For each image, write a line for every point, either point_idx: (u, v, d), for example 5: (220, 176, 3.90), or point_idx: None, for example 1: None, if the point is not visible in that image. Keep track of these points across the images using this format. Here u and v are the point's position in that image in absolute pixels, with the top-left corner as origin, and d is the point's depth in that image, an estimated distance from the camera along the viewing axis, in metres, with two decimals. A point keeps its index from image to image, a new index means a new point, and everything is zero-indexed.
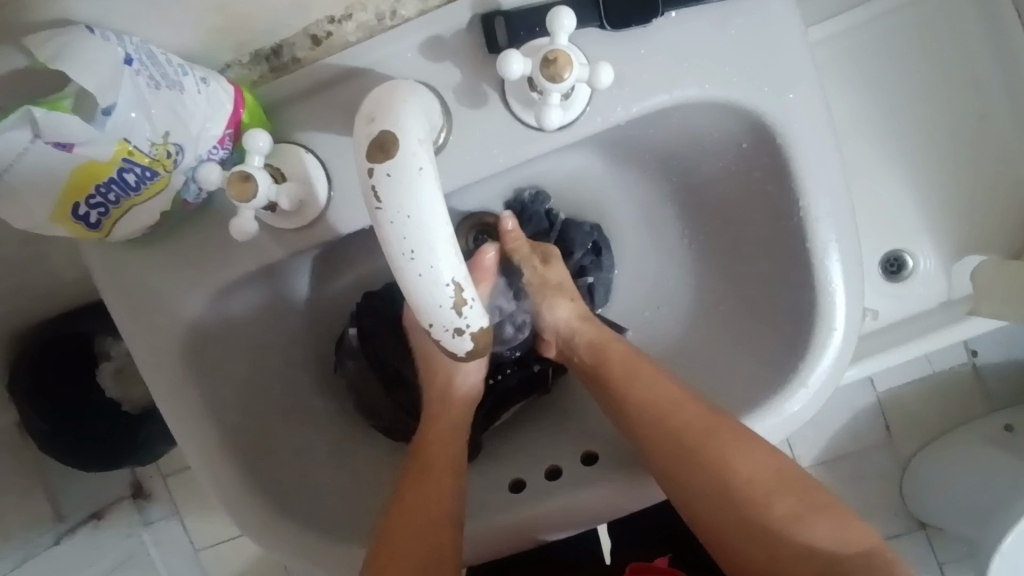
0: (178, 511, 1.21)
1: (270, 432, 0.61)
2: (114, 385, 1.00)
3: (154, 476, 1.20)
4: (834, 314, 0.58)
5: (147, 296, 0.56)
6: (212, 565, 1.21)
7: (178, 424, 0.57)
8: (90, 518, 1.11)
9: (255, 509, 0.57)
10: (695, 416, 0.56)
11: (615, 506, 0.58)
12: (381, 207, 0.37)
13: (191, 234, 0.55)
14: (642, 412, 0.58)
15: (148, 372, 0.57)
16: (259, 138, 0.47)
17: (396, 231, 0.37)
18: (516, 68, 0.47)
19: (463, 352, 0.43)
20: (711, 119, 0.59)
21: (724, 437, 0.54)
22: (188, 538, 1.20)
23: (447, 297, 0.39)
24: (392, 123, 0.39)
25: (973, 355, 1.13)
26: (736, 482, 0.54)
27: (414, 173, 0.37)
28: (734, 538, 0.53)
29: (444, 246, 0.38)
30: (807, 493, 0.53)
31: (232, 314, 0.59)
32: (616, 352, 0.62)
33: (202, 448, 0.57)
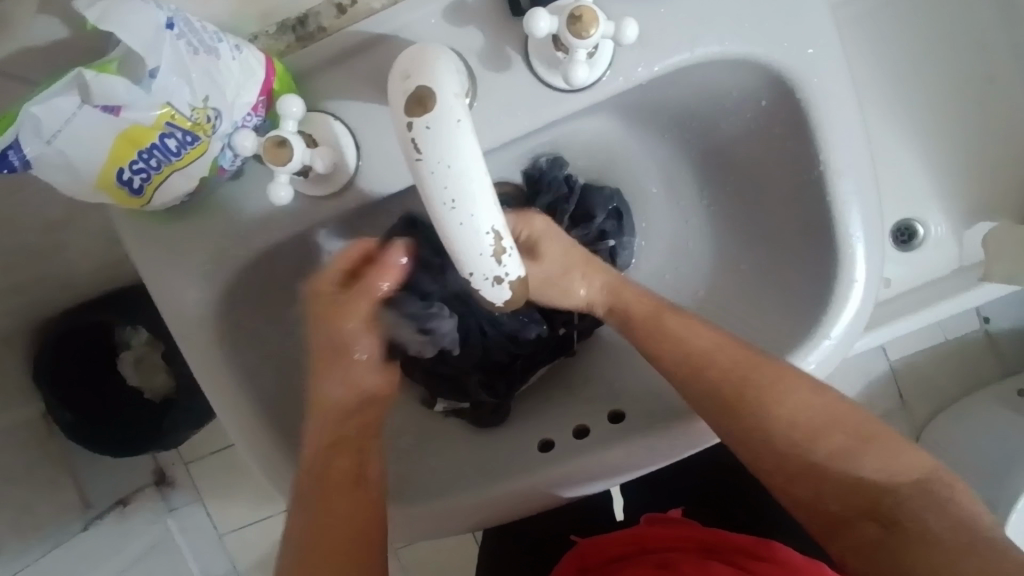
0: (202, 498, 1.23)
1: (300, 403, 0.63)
2: (134, 373, 1.06)
3: (176, 463, 1.23)
4: (852, 264, 0.59)
5: (182, 266, 0.57)
6: (236, 548, 1.24)
7: (212, 391, 0.59)
8: (117, 504, 1.14)
9: (292, 472, 0.59)
10: (732, 363, 0.56)
11: (627, 469, 0.59)
12: (421, 157, 0.38)
13: (219, 206, 0.57)
14: (683, 363, 0.57)
15: (184, 341, 0.58)
16: (291, 103, 0.48)
17: (437, 181, 0.38)
18: (543, 26, 0.47)
19: (501, 303, 0.43)
20: (729, 77, 0.60)
21: (771, 384, 0.55)
22: (212, 522, 1.23)
23: (487, 246, 0.39)
24: (430, 78, 0.40)
25: (985, 321, 1.14)
26: (783, 423, 0.55)
27: (453, 124, 0.38)
28: (787, 475, 0.56)
29: (483, 193, 0.39)
30: (852, 425, 0.55)
31: (263, 281, 0.60)
32: (640, 301, 0.59)
33: (241, 415, 0.59)
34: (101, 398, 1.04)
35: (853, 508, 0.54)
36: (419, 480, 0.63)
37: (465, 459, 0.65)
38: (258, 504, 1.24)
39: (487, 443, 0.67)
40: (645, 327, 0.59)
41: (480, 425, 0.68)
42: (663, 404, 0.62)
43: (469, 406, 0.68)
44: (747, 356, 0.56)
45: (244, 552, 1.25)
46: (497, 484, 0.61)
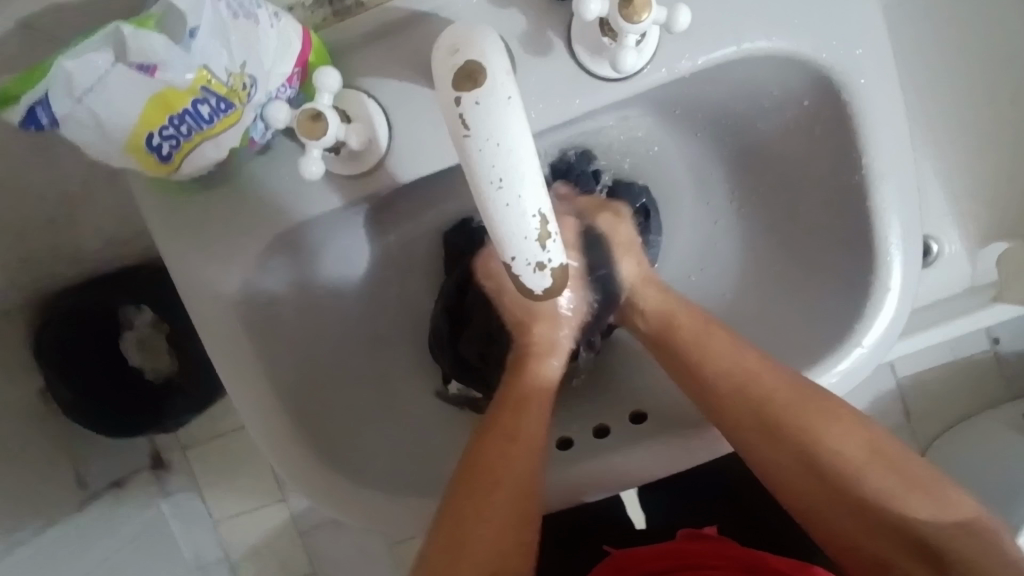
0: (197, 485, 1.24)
1: (315, 388, 0.61)
2: (136, 353, 1.06)
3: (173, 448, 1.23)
4: (888, 272, 0.57)
5: (204, 241, 0.56)
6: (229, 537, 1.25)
7: (228, 372, 0.57)
8: (112, 486, 1.12)
9: (307, 461, 0.58)
10: (778, 388, 0.55)
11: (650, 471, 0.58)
12: (469, 133, 0.36)
13: (245, 180, 0.55)
14: (718, 388, 0.57)
15: (201, 321, 0.57)
16: (328, 76, 0.47)
17: (484, 158, 0.36)
18: (593, 8, 0.45)
19: (539, 292, 0.42)
20: (773, 75, 0.58)
21: (815, 412, 0.54)
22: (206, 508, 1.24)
23: (533, 229, 0.38)
24: (480, 52, 0.38)
25: (995, 343, 1.12)
26: (826, 454, 0.54)
27: (503, 100, 0.37)
28: (825, 504, 0.54)
29: (532, 174, 0.37)
30: (899, 465, 0.53)
31: (286, 258, 0.59)
32: (685, 315, 0.60)
33: (257, 398, 0.57)
34: (107, 377, 1.03)
35: (901, 548, 0.52)
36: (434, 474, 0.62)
37: None
38: (253, 491, 1.24)
39: None
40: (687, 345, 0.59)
41: None
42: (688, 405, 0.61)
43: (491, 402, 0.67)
44: (791, 382, 0.55)
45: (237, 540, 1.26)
46: None
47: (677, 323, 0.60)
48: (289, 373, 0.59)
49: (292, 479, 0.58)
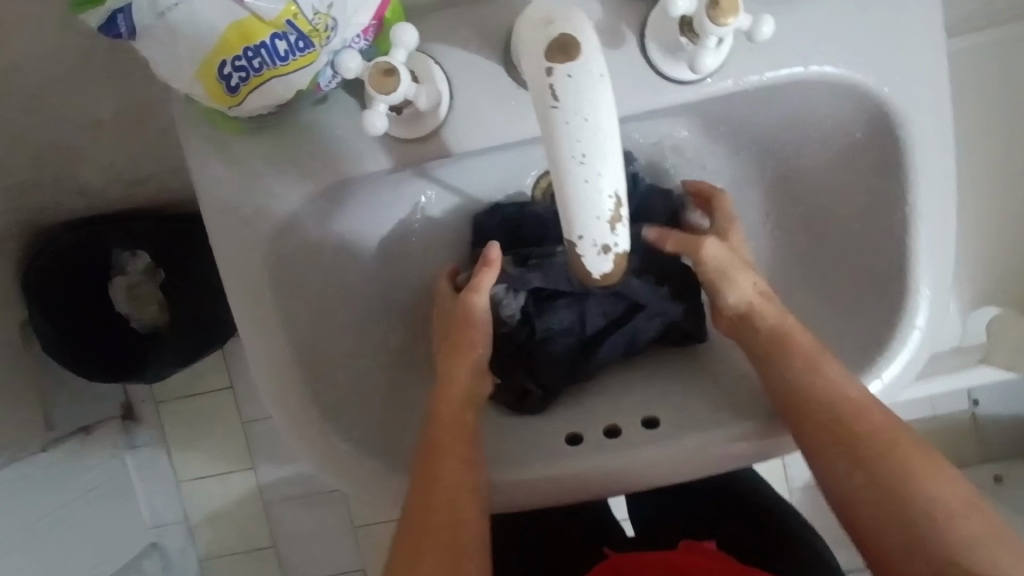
0: (166, 443, 1.25)
1: (330, 350, 0.60)
2: (125, 299, 1.03)
3: (146, 400, 1.24)
4: (914, 315, 0.58)
5: (240, 185, 0.55)
6: (192, 497, 1.27)
7: (243, 321, 0.57)
8: (79, 431, 1.11)
9: (307, 423, 0.57)
10: (872, 414, 0.54)
11: (656, 476, 0.57)
12: (557, 105, 0.36)
13: (294, 131, 0.54)
14: (809, 385, 0.55)
15: (224, 265, 0.56)
16: (405, 33, 0.46)
17: (570, 131, 0.36)
18: (681, 5, 0.45)
19: (597, 277, 0.41)
20: (830, 102, 0.59)
21: (905, 445, 0.52)
22: (170, 467, 1.25)
23: (607, 210, 0.38)
24: (574, 29, 0.38)
25: (975, 404, 1.14)
26: (914, 490, 0.51)
27: (596, 77, 0.36)
28: (907, 550, 0.50)
29: (614, 154, 0.37)
30: (991, 522, 0.50)
31: (317, 216, 0.58)
32: (800, 336, 0.58)
33: (268, 352, 0.57)
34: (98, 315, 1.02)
35: None
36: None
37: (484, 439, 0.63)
38: (223, 455, 1.25)
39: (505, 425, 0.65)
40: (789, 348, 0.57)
41: (522, 412, 0.65)
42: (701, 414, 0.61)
43: (513, 394, 0.66)
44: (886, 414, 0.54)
45: (202, 499, 1.27)
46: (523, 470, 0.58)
47: (783, 323, 0.58)
48: (307, 332, 0.59)
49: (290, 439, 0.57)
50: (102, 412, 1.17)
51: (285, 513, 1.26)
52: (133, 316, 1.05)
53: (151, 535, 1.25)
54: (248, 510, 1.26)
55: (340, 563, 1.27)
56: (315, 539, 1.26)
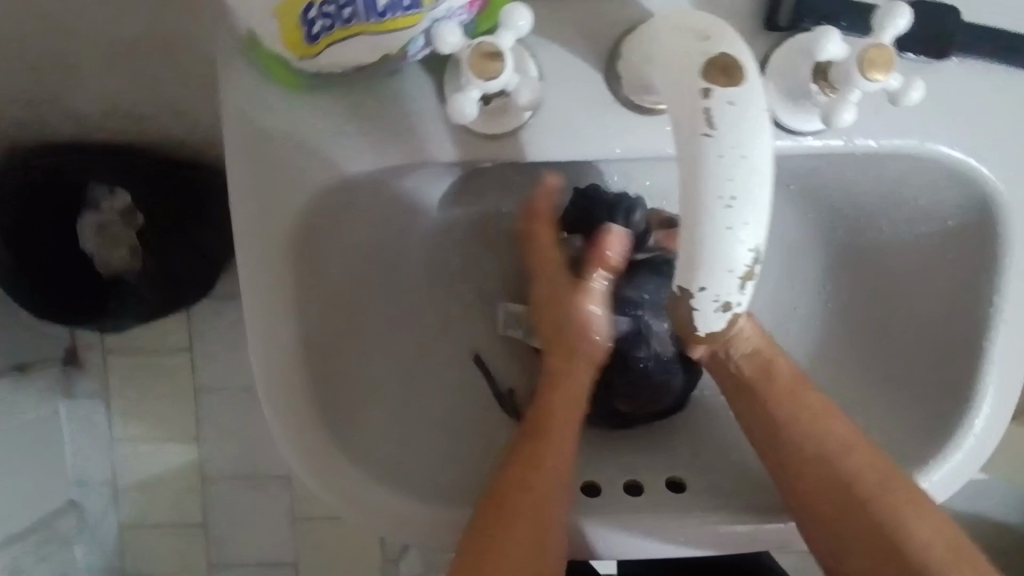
0: (107, 395, 1.14)
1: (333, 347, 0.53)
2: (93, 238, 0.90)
3: (94, 347, 1.13)
4: (972, 419, 0.53)
5: (282, 148, 0.49)
6: (125, 458, 1.16)
7: (248, 295, 0.50)
8: (15, 369, 0.99)
9: (303, 422, 0.51)
10: (856, 451, 0.52)
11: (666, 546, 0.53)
12: (711, 134, 0.31)
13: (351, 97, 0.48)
14: (791, 434, 0.53)
15: (242, 232, 0.50)
16: (519, 14, 0.40)
17: (722, 167, 0.30)
18: (831, 50, 0.40)
19: (702, 334, 0.36)
20: (928, 181, 0.54)
21: (889, 483, 0.51)
22: (108, 425, 1.15)
23: (742, 264, 0.32)
24: (735, 49, 0.33)
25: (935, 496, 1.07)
26: (898, 530, 0.50)
27: (760, 110, 0.31)
28: None
29: (764, 202, 0.31)
30: (967, 558, 0.50)
31: (356, 196, 0.52)
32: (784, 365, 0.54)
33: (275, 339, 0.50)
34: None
35: None
36: (431, 476, 0.55)
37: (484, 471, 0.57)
38: (168, 421, 1.15)
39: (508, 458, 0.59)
40: (774, 389, 0.53)
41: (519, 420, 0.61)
42: (724, 487, 0.56)
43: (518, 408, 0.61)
44: (871, 451, 0.52)
45: (135, 461, 1.16)
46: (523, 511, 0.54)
47: (771, 355, 0.54)
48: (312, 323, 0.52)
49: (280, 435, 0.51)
50: (43, 352, 1.05)
51: (223, 493, 1.16)
52: (98, 257, 0.91)
53: (72, 492, 1.16)
54: (183, 482, 1.16)
55: (273, 554, 1.18)
56: (252, 527, 1.17)
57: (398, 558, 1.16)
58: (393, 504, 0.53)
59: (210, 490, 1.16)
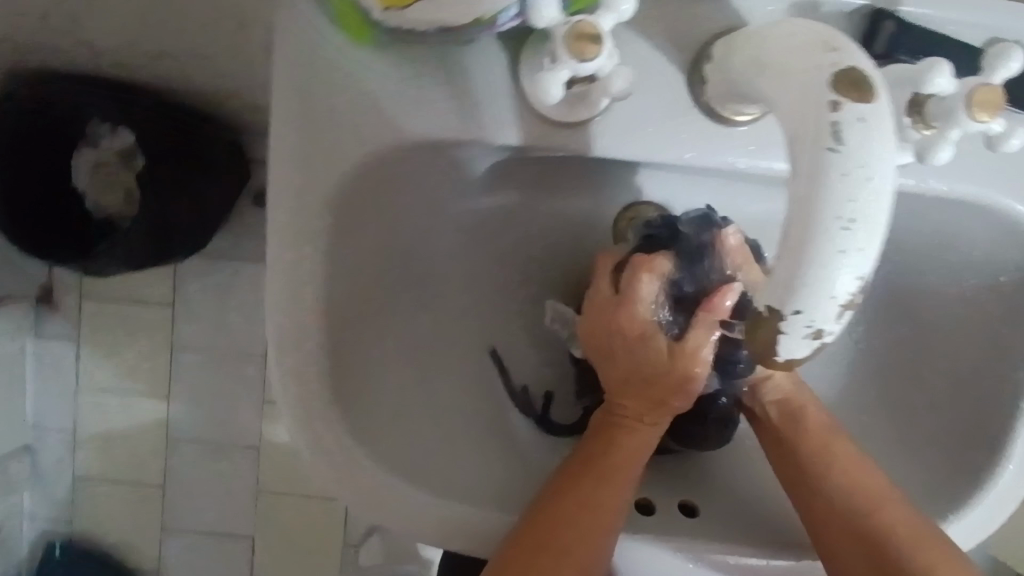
0: (78, 340, 1.09)
1: (348, 321, 0.51)
2: (88, 178, 0.94)
3: (71, 288, 1.08)
4: (999, 470, 0.50)
5: (332, 105, 0.46)
6: (87, 409, 1.10)
7: (271, 254, 0.48)
8: None
9: (314, 393, 0.48)
10: (894, 514, 0.46)
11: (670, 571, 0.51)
12: (837, 149, 0.29)
13: (412, 59, 0.46)
14: (819, 488, 0.48)
15: (276, 186, 0.47)
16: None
17: (846, 185, 0.29)
18: (941, 84, 0.38)
19: (779, 361, 0.33)
20: (985, 231, 0.52)
21: (935, 557, 0.44)
22: (75, 372, 1.09)
23: (846, 292, 0.30)
24: (866, 66, 0.31)
25: None
26: None
27: (889, 133, 0.30)
28: None
29: (880, 230, 0.30)
30: None
31: (397, 166, 0.49)
32: (813, 413, 0.50)
33: (298, 303, 0.48)
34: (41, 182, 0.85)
35: None
36: (436, 467, 0.52)
37: (487, 472, 0.54)
38: (138, 376, 1.09)
39: (512, 460, 0.56)
40: (804, 439, 0.49)
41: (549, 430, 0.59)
42: (731, 520, 0.54)
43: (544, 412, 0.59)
44: (912, 517, 0.46)
45: (97, 414, 1.10)
46: None
47: (800, 400, 0.51)
48: (330, 292, 0.49)
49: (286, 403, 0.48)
50: (17, 286, 1.00)
51: (186, 457, 1.11)
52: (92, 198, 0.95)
53: (27, 437, 1.10)
54: (145, 442, 1.11)
55: (230, 528, 1.12)
56: (212, 494, 1.12)
57: (361, 546, 1.11)
58: (388, 495, 0.49)
59: (173, 453, 1.11)
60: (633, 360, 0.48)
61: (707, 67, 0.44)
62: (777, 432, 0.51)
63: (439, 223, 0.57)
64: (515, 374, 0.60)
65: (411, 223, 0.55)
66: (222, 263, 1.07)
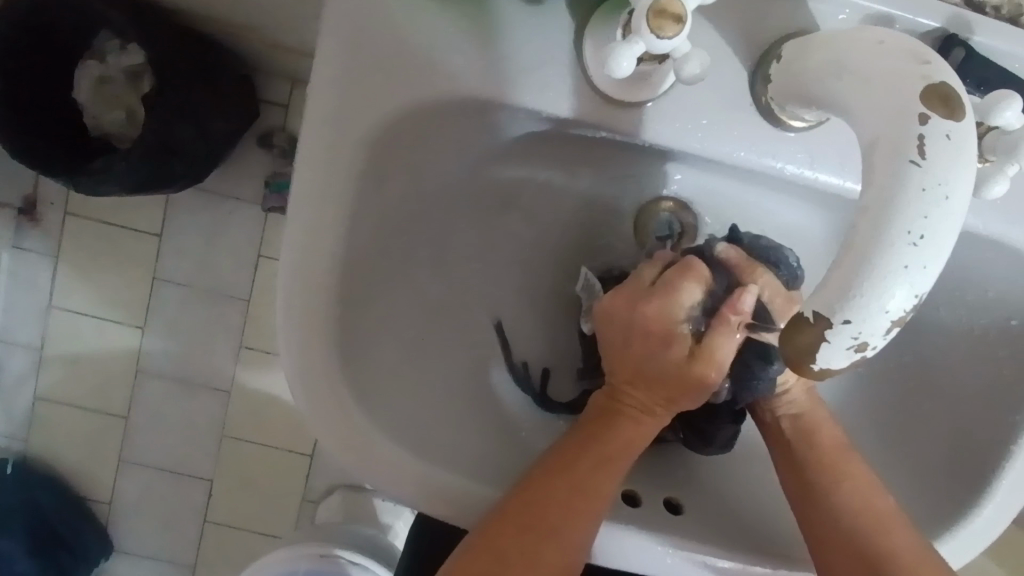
0: (56, 257, 1.05)
1: (361, 269, 0.49)
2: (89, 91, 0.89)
3: (56, 202, 1.04)
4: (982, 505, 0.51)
5: (382, 44, 0.45)
6: (57, 329, 1.07)
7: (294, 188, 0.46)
8: None
9: (319, 336, 0.47)
10: (899, 538, 0.47)
11: (649, 564, 0.50)
12: (920, 163, 0.29)
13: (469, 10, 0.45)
14: (826, 506, 0.49)
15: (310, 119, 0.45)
16: None
17: (923, 200, 0.29)
18: (1008, 118, 0.37)
19: (813, 371, 0.32)
20: (1006, 273, 0.52)
21: None
22: (49, 287, 1.06)
23: (899, 308, 0.29)
24: (955, 87, 0.31)
25: None
26: None
27: (969, 157, 0.29)
28: None
29: (942, 253, 0.29)
30: None
31: (435, 118, 0.47)
32: (826, 430, 0.51)
33: (319, 242, 0.46)
34: (41, 83, 0.81)
35: None
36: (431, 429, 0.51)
37: (477, 443, 0.53)
38: (115, 302, 1.06)
39: (502, 434, 0.55)
40: (816, 455, 0.50)
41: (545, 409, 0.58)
42: (712, 521, 0.53)
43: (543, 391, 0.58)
44: (915, 541, 0.48)
45: (66, 335, 1.07)
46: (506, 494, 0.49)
47: (814, 416, 0.51)
48: (348, 236, 0.47)
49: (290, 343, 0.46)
50: None
51: (153, 391, 1.08)
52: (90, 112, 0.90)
53: None
54: (113, 370, 1.08)
55: (187, 469, 1.10)
56: (176, 431, 1.09)
57: (321, 503, 1.09)
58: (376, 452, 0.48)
59: (140, 385, 1.08)
60: (651, 356, 0.47)
61: (771, 65, 0.43)
62: (790, 446, 0.51)
63: (465, 185, 0.55)
64: (516, 350, 0.59)
65: (437, 181, 0.53)
66: (219, 200, 1.05)
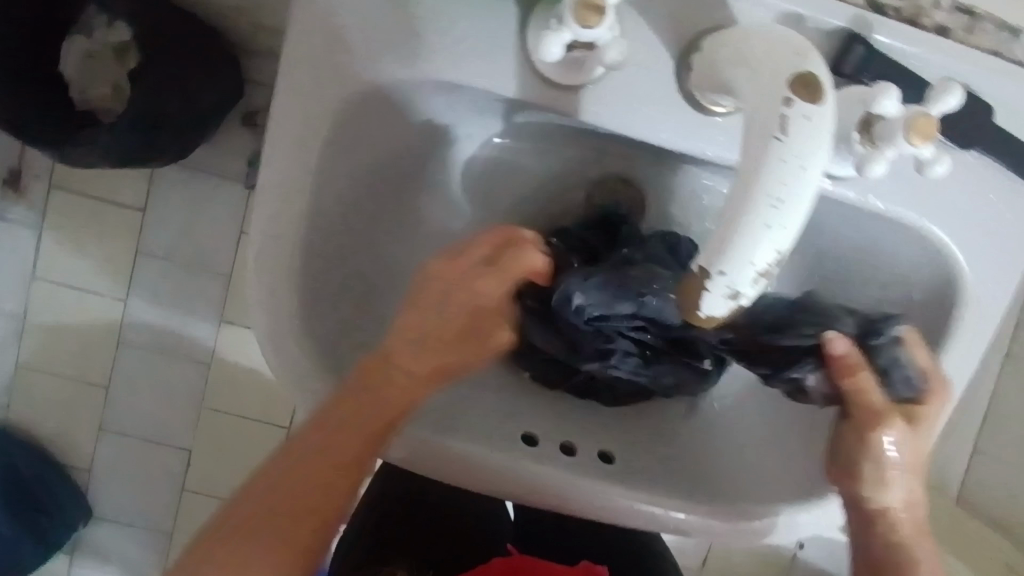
0: (40, 228, 1.09)
1: (326, 231, 0.53)
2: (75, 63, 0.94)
3: (42, 175, 1.07)
4: None
5: (347, 27, 0.50)
6: (40, 297, 1.10)
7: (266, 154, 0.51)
8: None
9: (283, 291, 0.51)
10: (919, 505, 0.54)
11: (584, 508, 0.55)
12: (780, 138, 0.34)
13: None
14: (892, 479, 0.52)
15: (281, 92, 0.50)
16: None
17: (781, 171, 0.34)
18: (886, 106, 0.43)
19: (701, 316, 0.38)
20: (910, 252, 0.58)
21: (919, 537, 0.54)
22: (33, 257, 1.09)
23: (764, 261, 0.35)
24: (822, 75, 0.36)
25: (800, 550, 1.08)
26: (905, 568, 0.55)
27: (825, 135, 0.35)
28: None
29: (802, 215, 0.35)
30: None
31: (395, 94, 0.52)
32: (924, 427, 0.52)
33: (285, 204, 0.50)
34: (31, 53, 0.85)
35: None
36: None
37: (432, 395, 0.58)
38: (97, 273, 1.10)
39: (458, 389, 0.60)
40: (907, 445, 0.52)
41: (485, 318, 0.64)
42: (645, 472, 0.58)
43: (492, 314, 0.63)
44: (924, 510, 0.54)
45: (48, 304, 1.10)
46: (451, 440, 0.54)
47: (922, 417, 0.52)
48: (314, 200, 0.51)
49: (258, 296, 0.50)
50: None
51: (133, 360, 1.12)
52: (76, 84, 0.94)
53: None
54: (94, 339, 1.11)
55: (165, 436, 1.14)
56: (155, 398, 1.13)
57: None
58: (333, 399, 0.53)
59: (121, 353, 1.12)
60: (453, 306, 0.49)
61: (694, 56, 0.49)
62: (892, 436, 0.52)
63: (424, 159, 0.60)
64: None
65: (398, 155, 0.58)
66: (202, 176, 1.08)
